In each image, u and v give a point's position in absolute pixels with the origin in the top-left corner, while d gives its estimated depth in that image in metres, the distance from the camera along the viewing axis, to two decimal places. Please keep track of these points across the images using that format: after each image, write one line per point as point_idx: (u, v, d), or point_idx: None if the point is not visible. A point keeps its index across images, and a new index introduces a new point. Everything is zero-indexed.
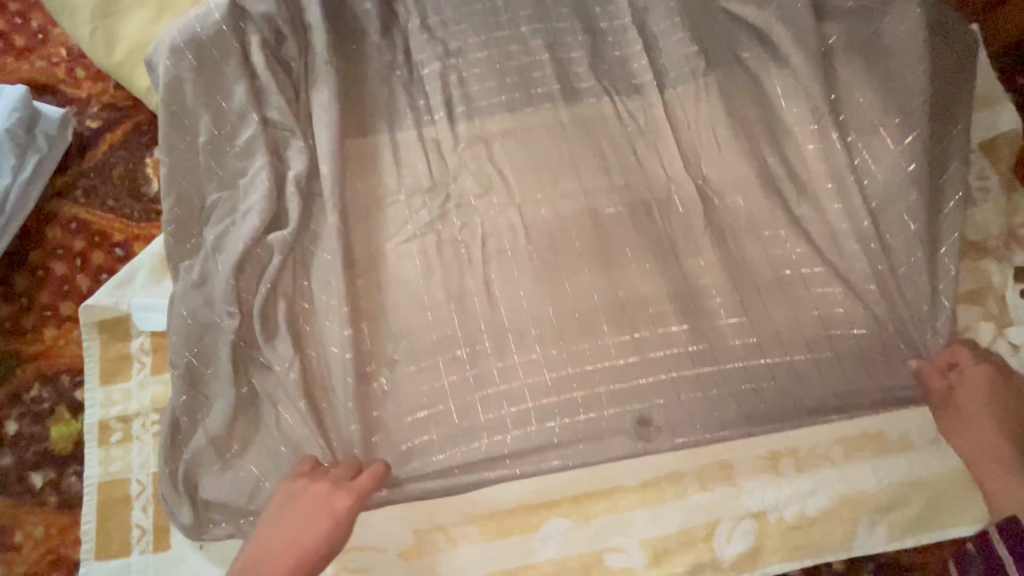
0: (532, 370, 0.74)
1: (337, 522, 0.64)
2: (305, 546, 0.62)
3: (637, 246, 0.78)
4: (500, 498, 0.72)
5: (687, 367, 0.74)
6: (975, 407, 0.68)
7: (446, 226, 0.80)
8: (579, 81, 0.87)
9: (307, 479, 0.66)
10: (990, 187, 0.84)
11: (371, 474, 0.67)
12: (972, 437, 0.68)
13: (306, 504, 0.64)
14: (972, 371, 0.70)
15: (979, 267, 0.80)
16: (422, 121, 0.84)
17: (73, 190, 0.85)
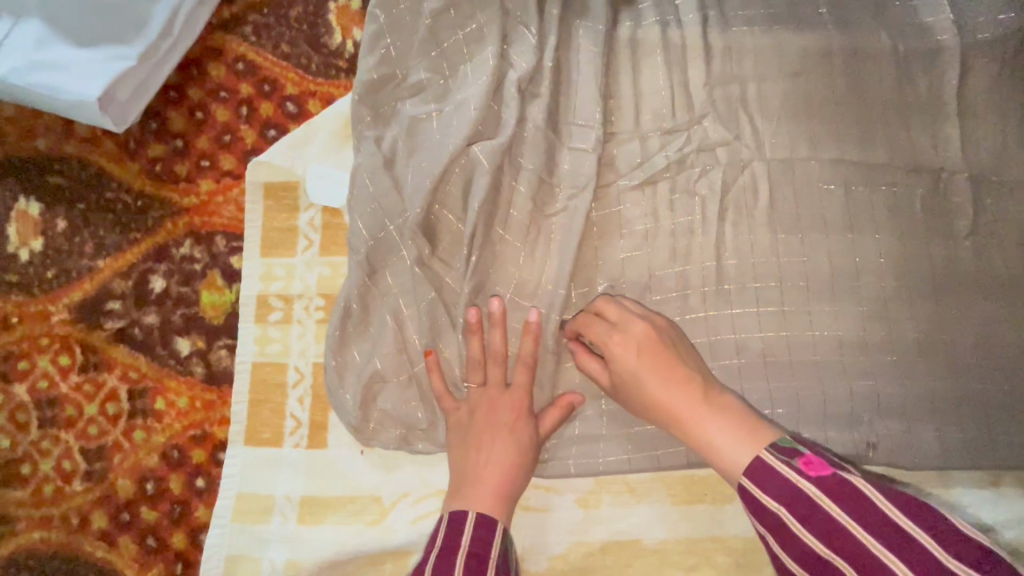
0: (747, 327, 0.67)
1: (520, 428, 0.61)
2: (505, 462, 0.59)
3: (883, 213, 0.69)
4: (699, 471, 0.64)
5: (919, 362, 0.67)
6: (638, 373, 0.57)
7: (678, 153, 0.69)
8: (852, 3, 0.72)
9: (467, 405, 0.62)
10: None
11: (522, 364, 0.63)
12: (651, 407, 0.57)
13: (476, 419, 0.61)
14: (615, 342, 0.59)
15: None
16: (665, 18, 0.71)
17: (243, 26, 0.73)
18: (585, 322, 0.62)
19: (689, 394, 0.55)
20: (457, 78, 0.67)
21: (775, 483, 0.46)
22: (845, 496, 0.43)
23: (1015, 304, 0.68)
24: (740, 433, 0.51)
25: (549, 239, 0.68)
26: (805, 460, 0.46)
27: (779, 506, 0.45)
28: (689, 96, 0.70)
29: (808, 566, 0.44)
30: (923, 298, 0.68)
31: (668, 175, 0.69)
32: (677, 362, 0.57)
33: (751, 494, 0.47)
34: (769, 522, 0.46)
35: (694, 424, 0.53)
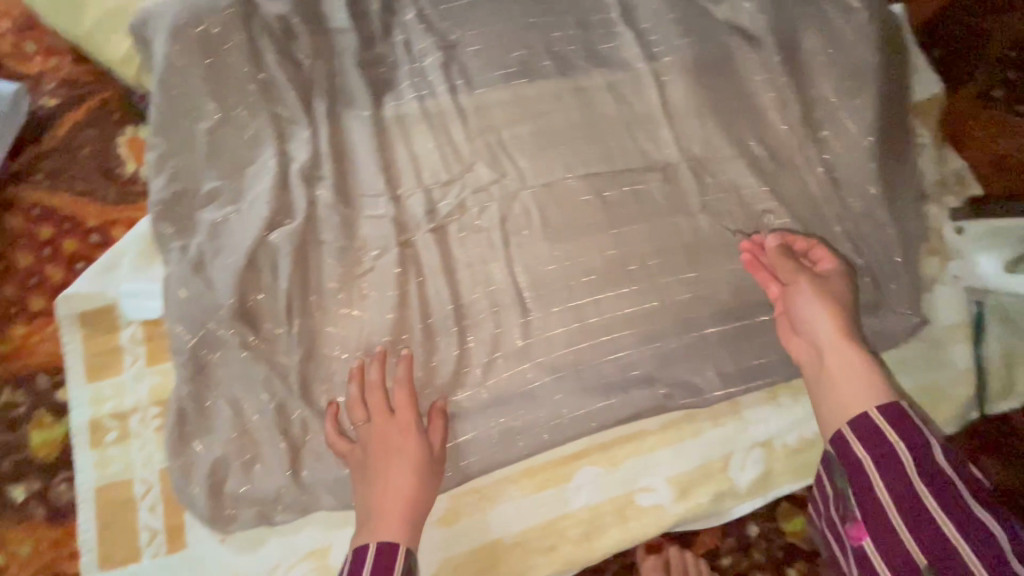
0: (548, 325, 0.79)
1: (411, 449, 0.68)
2: (408, 486, 0.66)
3: (632, 205, 0.85)
4: (539, 457, 0.75)
5: (693, 315, 0.82)
6: (829, 302, 0.74)
7: (456, 199, 0.82)
8: (569, 52, 0.90)
9: (359, 443, 0.68)
10: (937, 138, 0.94)
11: (400, 389, 0.71)
12: (815, 323, 0.74)
13: (376, 453, 0.67)
14: (834, 282, 0.78)
15: (936, 207, 0.90)
16: (421, 93, 0.85)
17: (34, 174, 0.79)
18: (827, 250, 0.82)
19: (851, 339, 0.71)
20: (245, 178, 0.75)
21: (903, 412, 0.61)
22: (911, 436, 0.59)
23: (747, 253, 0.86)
24: (870, 379, 0.66)
25: (363, 295, 0.76)
26: (893, 410, 0.61)
27: (899, 441, 0.59)
28: (457, 150, 0.83)
29: (884, 459, 0.59)
30: (682, 264, 0.84)
31: (453, 217, 0.81)
32: (847, 316, 0.74)
33: (878, 413, 0.62)
34: (883, 449, 0.59)
35: (842, 356, 0.69)
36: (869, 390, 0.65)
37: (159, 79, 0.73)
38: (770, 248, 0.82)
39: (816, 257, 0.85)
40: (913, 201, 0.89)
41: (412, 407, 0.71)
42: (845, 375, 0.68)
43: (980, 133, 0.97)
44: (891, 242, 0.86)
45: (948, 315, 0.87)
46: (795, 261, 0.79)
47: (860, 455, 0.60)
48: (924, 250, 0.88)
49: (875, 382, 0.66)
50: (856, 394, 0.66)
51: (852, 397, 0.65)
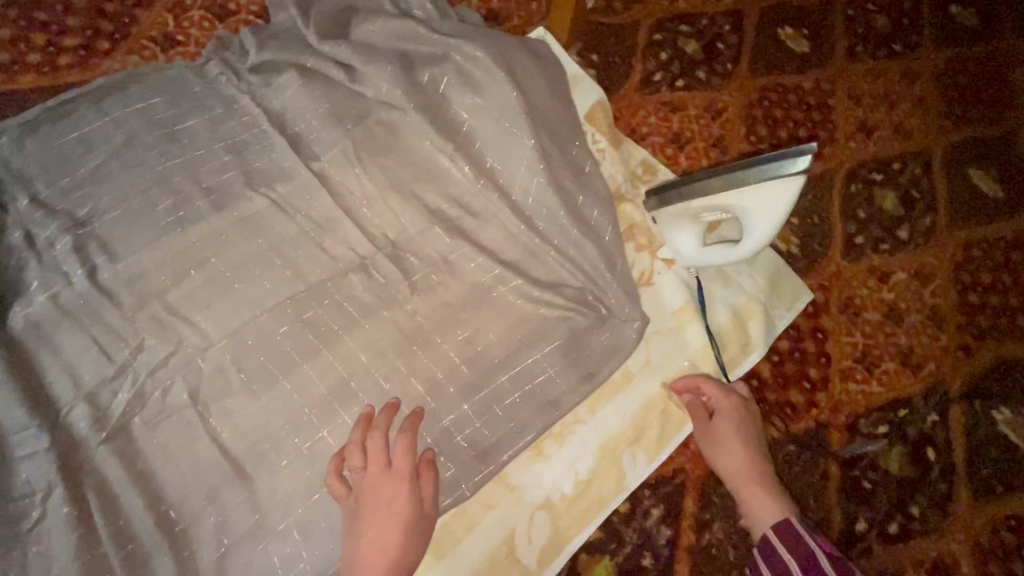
0: (277, 486, 0.72)
1: (402, 504, 0.67)
2: (395, 541, 0.66)
3: (340, 316, 0.81)
4: None
5: (434, 404, 0.78)
6: (726, 433, 0.79)
7: (130, 391, 0.72)
8: (223, 184, 0.85)
9: (354, 491, 0.69)
10: (614, 137, 0.99)
11: (376, 444, 0.70)
12: (719, 447, 0.78)
13: (368, 506, 0.67)
14: (720, 394, 0.81)
15: (631, 203, 0.94)
16: (54, 288, 0.75)
17: None
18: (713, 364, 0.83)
19: (747, 456, 0.78)
20: None
21: (793, 528, 0.70)
22: (798, 544, 0.69)
23: (470, 318, 0.84)
24: (775, 498, 0.74)
25: (38, 552, 0.65)
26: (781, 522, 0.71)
27: (788, 552, 0.69)
28: (117, 336, 0.74)
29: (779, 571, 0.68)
30: (408, 356, 0.80)
31: (131, 413, 0.72)
32: (762, 471, 0.77)
33: (772, 532, 0.71)
34: (773, 561, 0.69)
35: (747, 484, 0.76)
36: (769, 506, 0.74)
37: None
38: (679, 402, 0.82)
39: (537, 297, 0.85)
40: (609, 205, 0.90)
41: (410, 458, 0.70)
42: (751, 494, 0.75)
43: (653, 119, 1.05)
44: (602, 252, 0.87)
45: (672, 300, 0.88)
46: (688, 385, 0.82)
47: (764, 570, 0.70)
48: (633, 247, 0.92)
49: (779, 498, 0.75)
50: (763, 506, 0.74)
51: (763, 515, 0.73)
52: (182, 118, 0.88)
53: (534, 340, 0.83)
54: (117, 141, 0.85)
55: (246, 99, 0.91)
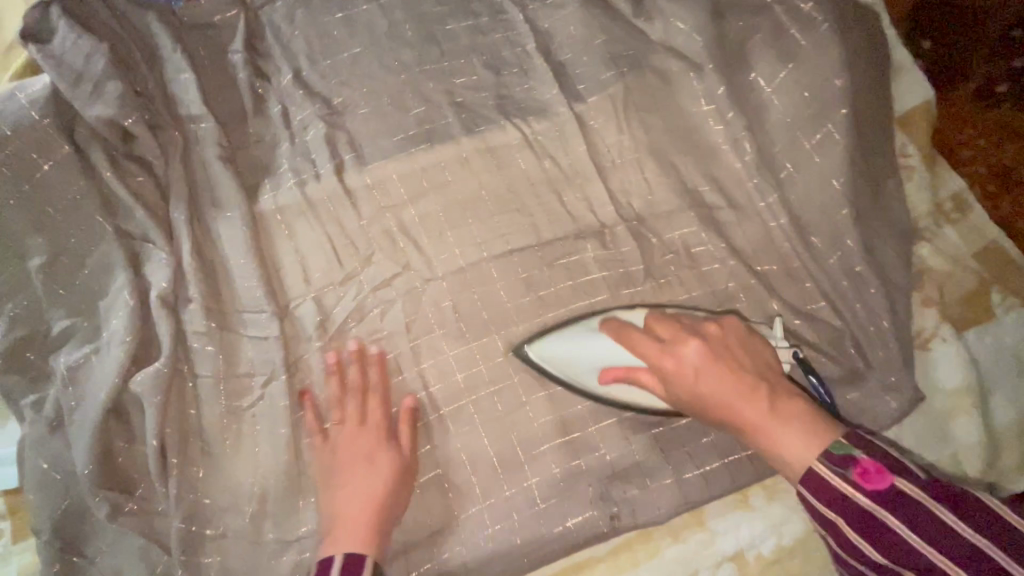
0: (471, 444, 0.68)
1: (383, 459, 0.63)
2: (374, 493, 0.61)
3: (565, 282, 0.73)
4: None
5: (642, 409, 0.71)
6: (688, 387, 0.58)
7: (351, 303, 0.71)
8: (477, 102, 0.77)
9: (331, 441, 0.65)
10: (927, 154, 0.79)
11: (350, 394, 0.66)
12: (710, 403, 0.57)
13: (342, 459, 0.63)
14: (676, 364, 0.58)
15: (927, 244, 0.76)
16: (303, 176, 0.72)
17: None
18: (622, 332, 0.63)
19: (750, 394, 0.55)
20: (98, 315, 0.64)
21: (827, 480, 0.50)
22: (841, 503, 0.49)
23: None
24: (809, 428, 0.53)
25: (252, 431, 0.66)
26: (860, 470, 0.49)
27: (838, 516, 0.50)
28: (351, 243, 0.72)
29: (874, 543, 0.48)
30: None
31: (351, 324, 0.70)
32: (728, 405, 0.56)
33: (806, 492, 0.51)
34: (840, 536, 0.50)
35: (737, 428, 0.56)
36: (783, 429, 0.53)
37: None
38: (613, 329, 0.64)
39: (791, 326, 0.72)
40: (900, 243, 0.74)
41: (385, 410, 0.66)
42: (773, 439, 0.54)
43: (978, 142, 0.83)
44: (885, 297, 0.71)
45: (948, 377, 0.72)
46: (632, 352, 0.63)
47: (833, 542, 0.52)
48: (918, 297, 0.74)
49: (802, 424, 0.53)
50: (791, 447, 0.52)
51: (784, 446, 0.53)
52: (448, 19, 0.80)
53: None
54: (382, 30, 0.78)
55: (517, 9, 0.80)
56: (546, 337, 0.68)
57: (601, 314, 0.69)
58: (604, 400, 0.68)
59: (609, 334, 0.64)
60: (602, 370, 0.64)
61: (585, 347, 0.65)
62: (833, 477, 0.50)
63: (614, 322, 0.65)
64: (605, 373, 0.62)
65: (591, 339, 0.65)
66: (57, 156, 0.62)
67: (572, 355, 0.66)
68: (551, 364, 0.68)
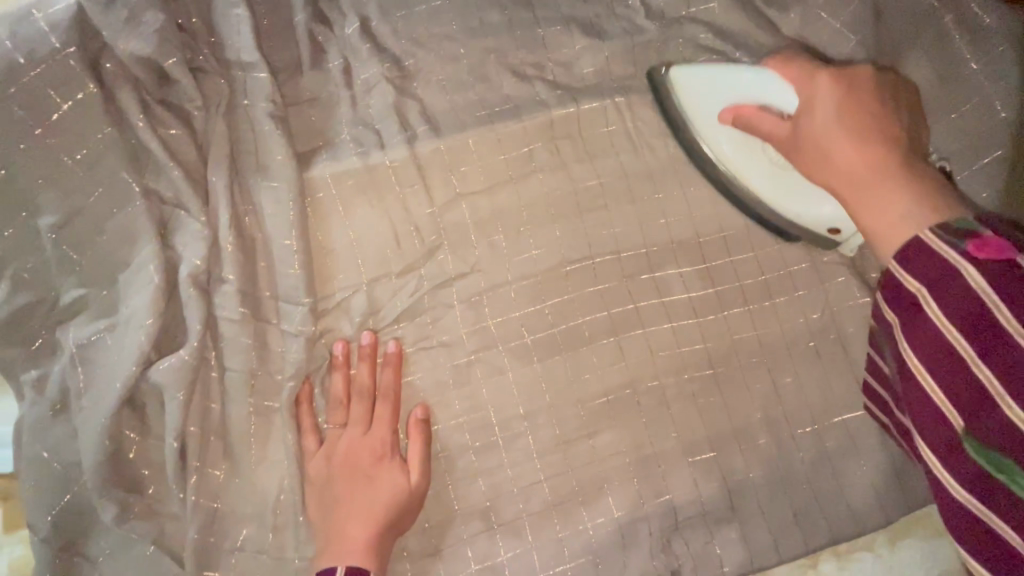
0: (525, 475, 0.61)
1: (385, 479, 0.57)
2: (373, 513, 0.55)
3: (651, 300, 0.65)
4: None
5: (721, 455, 0.63)
6: (842, 135, 0.52)
7: (405, 300, 0.62)
8: (570, 85, 0.67)
9: (327, 449, 0.58)
10: None
11: (356, 398, 0.59)
12: (828, 166, 0.52)
13: (341, 472, 0.57)
14: (827, 93, 0.54)
15: None
16: (366, 148, 0.62)
17: None
18: (794, 66, 0.57)
19: (883, 149, 0.50)
20: (116, 289, 0.55)
21: (920, 246, 0.42)
22: (927, 260, 0.41)
23: (791, 367, 0.66)
24: (920, 200, 0.45)
25: (283, 435, 0.58)
26: (977, 242, 0.39)
27: (920, 287, 0.41)
28: (414, 231, 0.63)
29: (934, 278, 0.40)
30: (709, 384, 0.65)
31: (402, 325, 0.62)
32: (865, 171, 0.49)
33: (896, 266, 0.43)
34: (927, 270, 0.41)
35: (857, 180, 0.49)
36: (893, 196, 0.46)
37: None
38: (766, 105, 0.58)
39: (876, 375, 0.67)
40: None
41: (393, 418, 0.59)
42: (868, 197, 0.48)
43: None
44: None
45: None
46: (776, 108, 0.58)
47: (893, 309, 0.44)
48: None
49: (933, 195, 0.45)
50: (887, 213, 0.46)
51: (881, 208, 0.46)
52: None
53: (852, 430, 0.65)
54: None
55: None
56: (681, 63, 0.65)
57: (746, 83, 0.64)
58: (714, 169, 0.66)
59: (772, 69, 0.58)
60: (729, 107, 0.61)
61: (743, 72, 0.60)
62: (942, 245, 0.40)
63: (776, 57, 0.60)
64: (731, 110, 0.61)
65: (751, 75, 0.60)
66: (77, 94, 0.51)
67: (702, 89, 0.63)
68: (682, 91, 0.65)
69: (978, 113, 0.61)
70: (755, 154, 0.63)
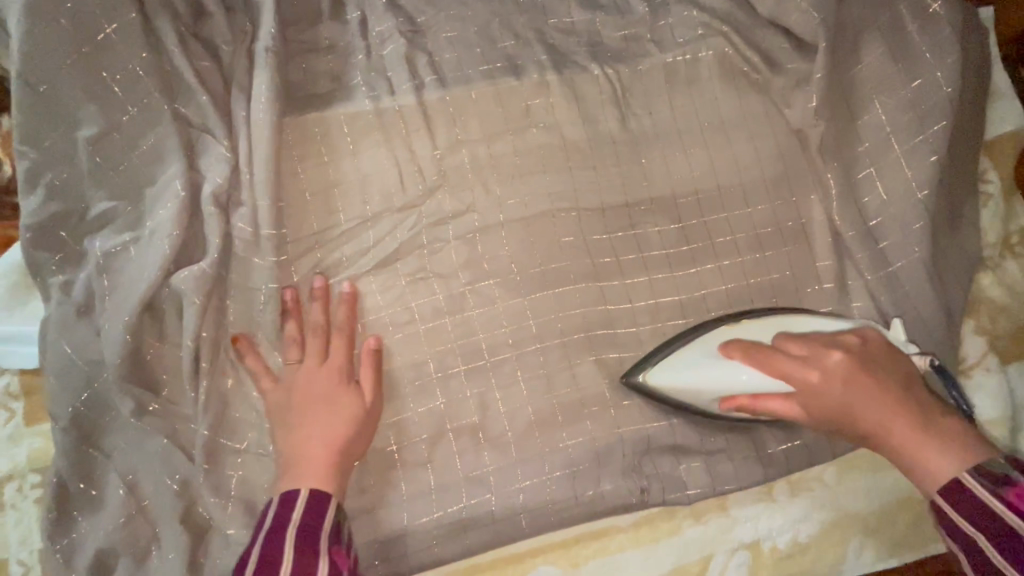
0: (510, 399, 0.67)
1: (343, 404, 0.59)
2: (333, 436, 0.58)
3: (631, 247, 0.71)
4: (498, 554, 0.65)
5: None
6: (863, 407, 0.55)
7: (408, 233, 0.67)
8: (568, 47, 0.73)
9: (283, 384, 0.60)
10: (1006, 183, 0.78)
11: (309, 333, 0.62)
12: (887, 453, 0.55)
13: (297, 402, 0.59)
14: (825, 381, 0.57)
15: (986, 272, 0.76)
16: (378, 91, 0.68)
17: None
18: (781, 370, 0.59)
19: (908, 414, 0.54)
20: (143, 204, 0.60)
21: (961, 496, 0.49)
22: (973, 505, 0.48)
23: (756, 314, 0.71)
24: (959, 453, 0.52)
25: (284, 348, 0.62)
26: (1016, 492, 0.47)
27: (960, 517, 0.49)
28: (419, 170, 0.68)
29: (963, 539, 0.50)
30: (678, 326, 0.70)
31: (404, 256, 0.67)
32: (901, 437, 0.54)
33: (942, 503, 0.50)
34: (956, 535, 0.50)
35: (907, 445, 0.53)
36: (938, 451, 0.52)
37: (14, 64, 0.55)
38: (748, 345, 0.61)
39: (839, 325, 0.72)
40: (966, 267, 0.73)
41: (346, 350, 0.62)
42: (920, 461, 0.53)
43: None
44: (945, 317, 0.70)
45: (987, 407, 0.72)
46: (775, 392, 0.59)
47: (941, 530, 0.52)
48: (967, 322, 0.75)
49: (956, 437, 0.53)
50: (940, 473, 0.51)
51: (933, 467, 0.52)
52: None
53: None
54: None
55: None
56: (652, 366, 0.65)
57: (720, 326, 0.65)
58: (672, 398, 0.66)
59: (743, 362, 0.60)
60: (725, 399, 0.61)
61: (722, 371, 0.61)
62: (978, 487, 0.49)
63: (732, 339, 0.63)
64: (730, 404, 0.60)
65: (728, 368, 0.61)
66: (121, 19, 0.56)
67: (685, 377, 0.63)
68: (659, 387, 0.64)
69: (925, 91, 0.69)
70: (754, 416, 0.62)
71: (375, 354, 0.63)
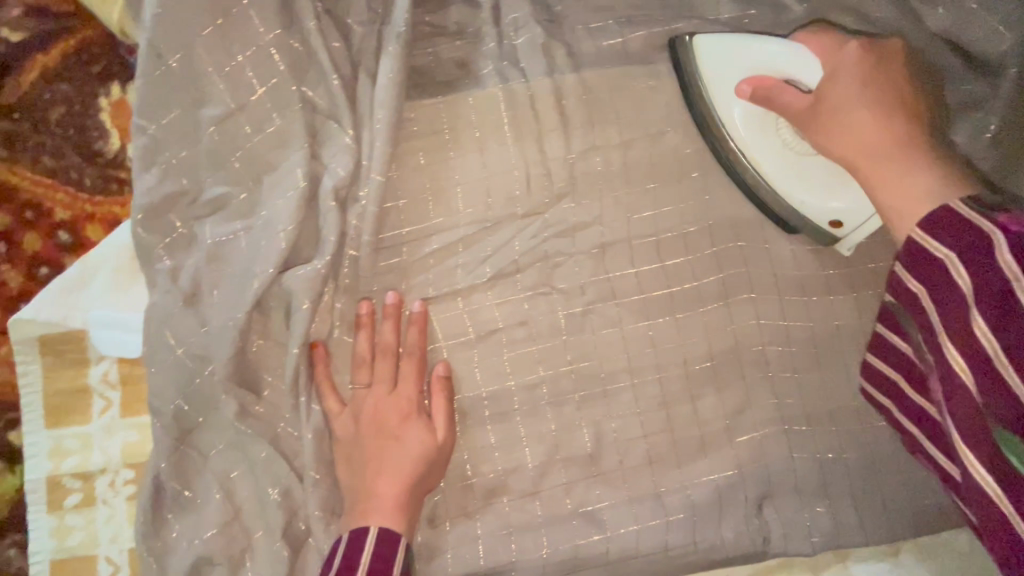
0: (627, 429, 0.61)
1: (412, 438, 0.55)
2: (402, 471, 0.54)
3: (764, 270, 0.64)
4: None
5: (816, 435, 0.63)
6: (863, 124, 0.54)
7: (530, 241, 0.62)
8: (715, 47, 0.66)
9: (350, 408, 0.56)
10: None
11: (381, 355, 0.58)
12: (849, 137, 0.54)
13: (366, 430, 0.56)
14: (845, 90, 0.55)
15: None
16: (509, 85, 0.62)
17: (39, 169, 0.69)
18: (821, 41, 0.58)
19: (911, 152, 0.51)
20: (260, 190, 0.55)
21: (952, 219, 0.43)
22: (957, 240, 0.42)
23: None
24: (946, 188, 0.48)
25: (395, 358, 0.58)
26: (1008, 215, 0.40)
27: (948, 254, 0.42)
28: (546, 174, 0.62)
29: (936, 292, 0.43)
30: (809, 362, 0.64)
31: (524, 266, 0.61)
32: (901, 152, 0.51)
33: (919, 234, 0.44)
34: (929, 271, 0.44)
35: (894, 165, 0.51)
36: (933, 185, 0.49)
37: (146, 33, 0.51)
38: (768, 82, 0.58)
39: None
40: None
41: (417, 377, 0.58)
42: (886, 173, 0.51)
43: None
44: None
45: None
46: (799, 84, 0.58)
47: (910, 282, 0.46)
48: None
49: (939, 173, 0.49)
50: (909, 190, 0.49)
51: (909, 203, 0.49)
52: None
53: None
54: None
55: None
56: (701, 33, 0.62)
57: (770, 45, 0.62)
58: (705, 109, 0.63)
59: (797, 42, 0.58)
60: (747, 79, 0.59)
61: (763, 45, 0.59)
62: (973, 217, 0.42)
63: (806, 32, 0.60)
64: (750, 82, 0.59)
65: (762, 41, 0.60)
66: None
67: (722, 54, 0.61)
68: (700, 54, 0.62)
69: None
70: (765, 132, 0.61)
71: (445, 381, 0.59)
